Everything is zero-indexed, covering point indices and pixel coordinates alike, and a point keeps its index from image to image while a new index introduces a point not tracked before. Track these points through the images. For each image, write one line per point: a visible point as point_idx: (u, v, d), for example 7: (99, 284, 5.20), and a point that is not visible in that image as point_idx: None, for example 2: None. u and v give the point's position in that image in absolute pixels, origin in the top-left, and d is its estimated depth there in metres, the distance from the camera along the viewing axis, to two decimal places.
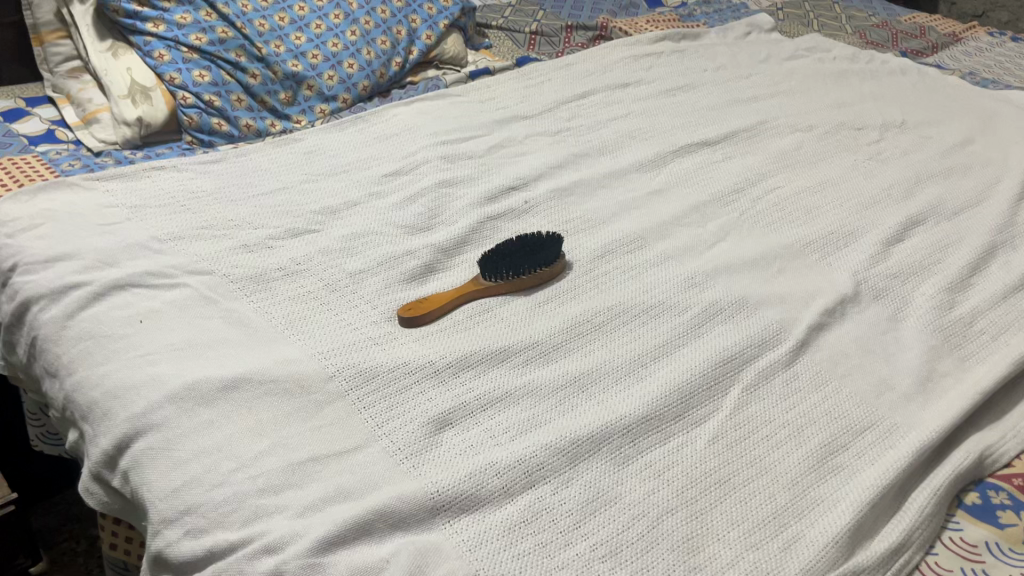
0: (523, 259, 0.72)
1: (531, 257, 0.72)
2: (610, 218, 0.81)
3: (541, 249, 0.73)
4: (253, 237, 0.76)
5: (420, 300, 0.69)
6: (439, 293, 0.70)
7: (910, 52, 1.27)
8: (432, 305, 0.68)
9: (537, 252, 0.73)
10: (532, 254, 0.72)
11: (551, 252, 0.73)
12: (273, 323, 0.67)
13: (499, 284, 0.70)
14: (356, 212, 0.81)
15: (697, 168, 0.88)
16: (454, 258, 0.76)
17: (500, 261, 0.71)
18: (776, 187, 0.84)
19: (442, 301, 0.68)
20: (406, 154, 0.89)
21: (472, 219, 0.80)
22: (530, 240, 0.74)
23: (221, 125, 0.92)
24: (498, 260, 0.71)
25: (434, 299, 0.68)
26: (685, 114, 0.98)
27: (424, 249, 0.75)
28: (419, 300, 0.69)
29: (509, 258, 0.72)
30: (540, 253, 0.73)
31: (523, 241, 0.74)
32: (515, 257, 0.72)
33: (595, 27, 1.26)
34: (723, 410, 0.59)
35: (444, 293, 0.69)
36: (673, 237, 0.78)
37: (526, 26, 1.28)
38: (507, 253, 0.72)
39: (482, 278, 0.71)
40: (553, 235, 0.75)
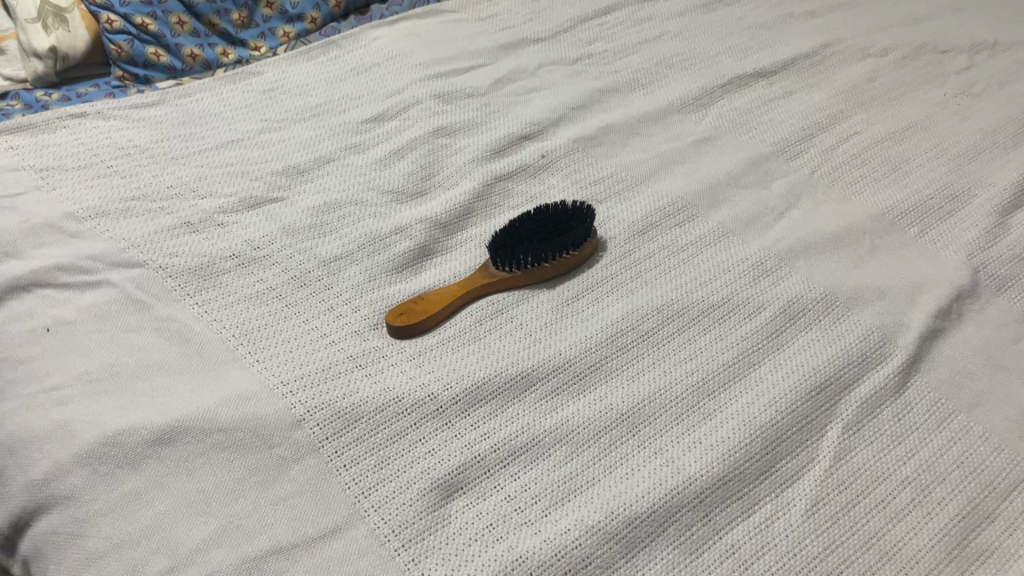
0: (546, 238, 0.56)
1: (556, 236, 0.57)
2: (649, 178, 0.64)
3: (568, 222, 0.58)
4: (199, 213, 0.60)
5: (411, 299, 0.54)
6: (436, 290, 0.55)
7: None
8: (428, 311, 0.52)
9: (564, 228, 0.57)
10: (557, 233, 0.57)
11: (580, 227, 0.57)
12: (225, 338, 0.51)
13: (515, 274, 0.55)
14: (330, 172, 0.64)
15: (752, 108, 0.71)
16: (457, 236, 0.60)
17: (518, 244, 0.56)
18: (852, 133, 0.68)
19: (442, 304, 0.53)
20: (390, 92, 0.72)
21: (476, 181, 0.63)
22: (553, 211, 0.59)
23: (158, 56, 0.74)
24: (516, 243, 0.56)
25: (430, 301, 0.53)
26: (731, 35, 0.80)
27: (417, 227, 0.59)
28: (410, 302, 0.53)
29: (530, 240, 0.56)
30: (568, 230, 0.57)
31: (542, 214, 0.59)
32: (537, 237, 0.56)
33: None
34: (822, 462, 0.45)
35: (441, 290, 0.54)
36: (729, 205, 0.62)
37: None
38: (526, 230, 0.57)
39: (493, 267, 0.56)
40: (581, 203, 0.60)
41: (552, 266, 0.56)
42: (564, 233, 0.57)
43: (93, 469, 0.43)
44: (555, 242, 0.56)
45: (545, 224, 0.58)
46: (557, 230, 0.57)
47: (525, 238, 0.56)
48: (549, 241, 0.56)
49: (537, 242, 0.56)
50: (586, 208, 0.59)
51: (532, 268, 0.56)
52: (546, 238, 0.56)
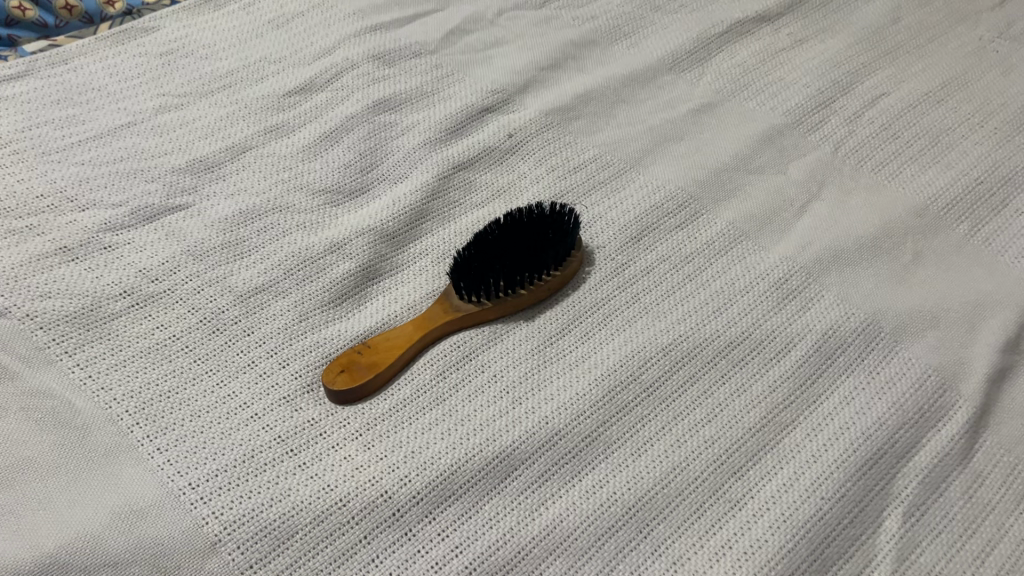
0: (521, 255, 0.45)
1: (533, 250, 0.45)
2: (641, 162, 0.53)
3: (549, 231, 0.46)
4: (78, 233, 0.47)
5: (353, 348, 0.42)
6: (384, 332, 0.43)
7: None
8: (374, 368, 0.41)
9: (544, 237, 0.46)
10: (534, 244, 0.45)
11: (561, 238, 0.46)
12: (114, 415, 0.40)
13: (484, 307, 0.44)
14: (247, 166, 0.51)
15: (758, 62, 0.59)
16: (409, 249, 0.48)
17: (487, 265, 0.44)
18: (878, 94, 0.57)
19: (392, 357, 0.42)
20: (319, 52, 0.58)
21: (429, 174, 0.51)
22: (530, 216, 0.47)
23: (22, 10, 0.59)
24: (484, 263, 0.45)
25: (376, 351, 0.42)
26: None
27: (358, 241, 0.48)
28: (351, 353, 0.42)
29: (500, 257, 0.45)
30: (547, 239, 0.46)
31: (516, 220, 0.47)
32: (510, 253, 0.45)
33: None
34: (883, 568, 0.36)
35: (391, 334, 0.43)
36: (740, 197, 0.51)
37: None
38: (496, 243, 0.46)
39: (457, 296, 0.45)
40: (565, 208, 0.48)
41: (528, 293, 0.45)
42: (541, 245, 0.45)
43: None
44: (531, 260, 0.45)
45: (520, 233, 0.46)
46: (534, 241, 0.45)
47: (495, 254, 0.45)
48: (523, 260, 0.45)
49: (509, 261, 0.45)
50: (571, 215, 0.48)
51: (503, 296, 0.45)
52: (520, 254, 0.45)
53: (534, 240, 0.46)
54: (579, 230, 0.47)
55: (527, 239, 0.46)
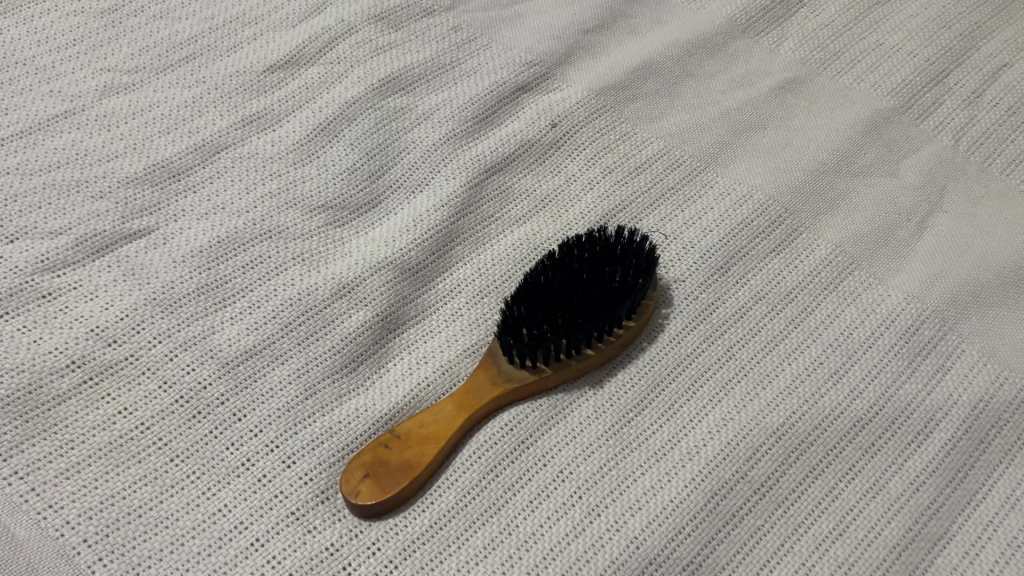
0: (585, 303, 0.34)
1: (599, 296, 0.35)
2: (717, 159, 0.43)
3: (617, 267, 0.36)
4: (7, 276, 0.36)
5: (377, 440, 0.33)
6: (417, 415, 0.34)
7: None
8: (408, 472, 0.32)
9: (610, 276, 0.35)
10: (600, 288, 0.35)
11: (633, 278, 0.35)
12: (69, 549, 0.30)
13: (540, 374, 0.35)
14: (223, 173, 0.40)
15: (850, 19, 0.48)
16: (437, 287, 0.38)
17: (542, 320, 0.34)
18: (1001, 64, 0.46)
19: (430, 454, 0.32)
20: (304, 9, 0.46)
21: (456, 182, 0.41)
22: (593, 247, 0.37)
23: None
24: (538, 318, 0.34)
25: (408, 446, 0.33)
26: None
27: (373, 282, 0.37)
28: (375, 450, 0.32)
29: (559, 308, 0.34)
30: (616, 281, 0.35)
31: (574, 254, 0.37)
32: (570, 301, 0.34)
33: None
34: None
35: (425, 417, 0.33)
36: (845, 209, 0.41)
37: None
38: (553, 287, 0.35)
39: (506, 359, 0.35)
40: (635, 232, 0.38)
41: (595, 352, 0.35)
42: (610, 289, 0.35)
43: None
44: (597, 310, 0.35)
45: (582, 272, 0.36)
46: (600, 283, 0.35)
47: (553, 303, 0.35)
48: (588, 311, 0.34)
49: (570, 312, 0.34)
50: (644, 242, 0.37)
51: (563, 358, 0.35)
52: (585, 303, 0.34)
53: (601, 282, 0.35)
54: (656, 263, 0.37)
55: (591, 281, 0.35)
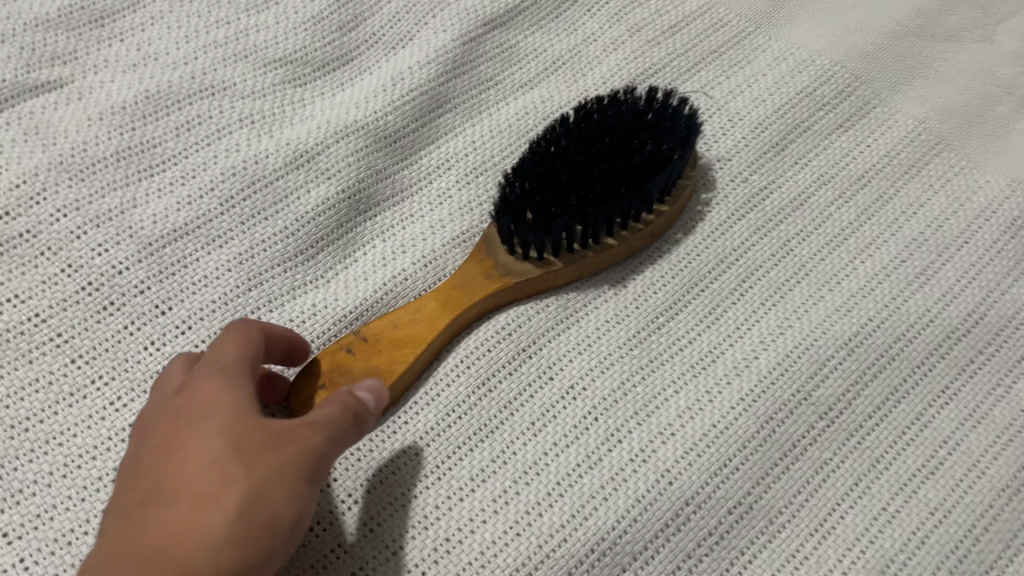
0: (607, 178, 0.27)
1: (625, 170, 0.27)
2: (771, 19, 0.35)
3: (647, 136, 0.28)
4: None
5: (338, 343, 0.25)
6: (390, 313, 0.26)
7: None
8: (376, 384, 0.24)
9: (639, 146, 0.28)
10: (627, 161, 0.27)
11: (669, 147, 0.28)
12: None
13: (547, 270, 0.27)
14: (159, 18, 0.32)
15: None
16: (421, 161, 0.31)
17: (554, 197, 0.26)
18: None
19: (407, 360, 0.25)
20: None
21: (449, 37, 0.33)
22: (617, 111, 0.29)
23: None
24: (549, 195, 0.27)
25: (378, 350, 0.25)
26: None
27: (341, 151, 0.30)
28: (332, 355, 0.24)
29: (574, 184, 0.27)
30: (647, 152, 0.27)
31: (593, 119, 0.29)
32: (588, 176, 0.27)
33: None
34: None
35: (402, 315, 0.26)
36: (930, 80, 0.33)
37: None
38: (567, 159, 0.27)
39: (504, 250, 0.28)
40: (672, 94, 0.30)
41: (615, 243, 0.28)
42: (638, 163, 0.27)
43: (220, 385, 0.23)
44: (623, 188, 0.27)
45: (604, 141, 0.28)
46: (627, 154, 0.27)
47: (567, 178, 0.27)
48: (611, 189, 0.27)
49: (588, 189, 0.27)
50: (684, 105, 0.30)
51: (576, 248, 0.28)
52: (607, 177, 0.27)
53: (628, 153, 0.27)
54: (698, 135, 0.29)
55: (615, 151, 0.27)
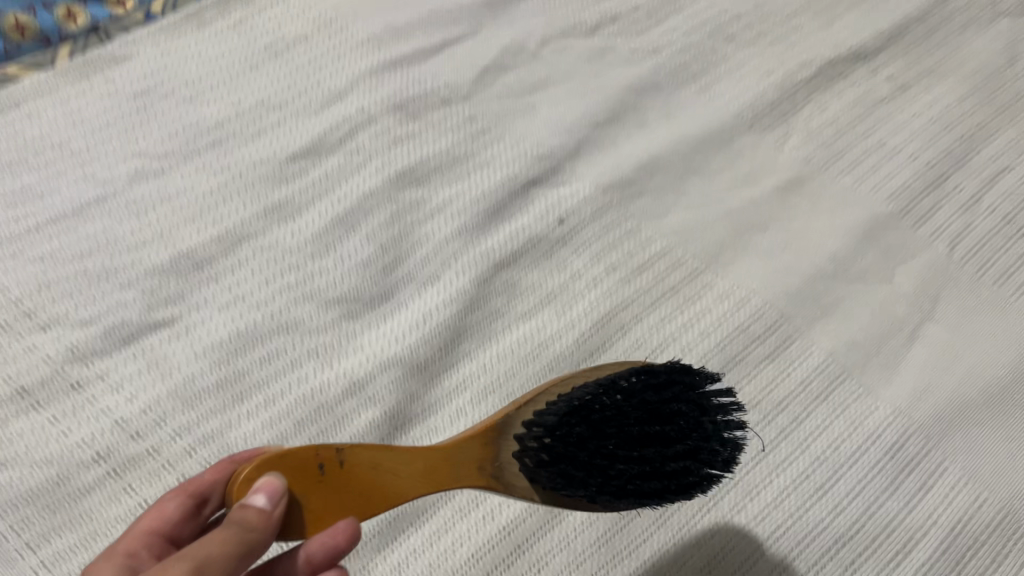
0: (642, 475, 0.30)
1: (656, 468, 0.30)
2: (717, 259, 0.44)
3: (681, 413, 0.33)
4: (41, 366, 0.38)
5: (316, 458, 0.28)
6: (386, 451, 0.29)
7: None
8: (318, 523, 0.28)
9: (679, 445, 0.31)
10: (661, 464, 0.30)
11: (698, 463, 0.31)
12: None
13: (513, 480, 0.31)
14: (244, 262, 0.42)
15: (852, 120, 0.50)
16: (444, 383, 0.40)
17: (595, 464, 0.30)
18: (997, 170, 0.48)
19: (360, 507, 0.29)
20: (327, 96, 0.48)
21: (466, 278, 0.43)
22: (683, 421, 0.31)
23: None
24: (578, 455, 0.30)
25: (348, 490, 0.28)
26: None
27: (384, 380, 0.40)
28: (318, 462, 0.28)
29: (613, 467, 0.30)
30: (682, 470, 0.31)
31: (657, 410, 0.31)
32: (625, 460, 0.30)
33: None
34: None
35: (389, 477, 0.29)
36: (839, 317, 0.42)
37: None
38: (610, 439, 0.30)
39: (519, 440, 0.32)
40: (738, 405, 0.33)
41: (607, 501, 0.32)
42: (664, 470, 0.30)
43: (185, 508, 0.32)
44: (643, 448, 0.30)
45: (648, 443, 0.31)
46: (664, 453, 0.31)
47: (598, 446, 0.30)
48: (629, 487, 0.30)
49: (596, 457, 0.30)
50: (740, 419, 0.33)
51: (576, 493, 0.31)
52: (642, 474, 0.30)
53: (667, 444, 0.31)
54: (729, 473, 0.32)
55: (651, 456, 0.30)
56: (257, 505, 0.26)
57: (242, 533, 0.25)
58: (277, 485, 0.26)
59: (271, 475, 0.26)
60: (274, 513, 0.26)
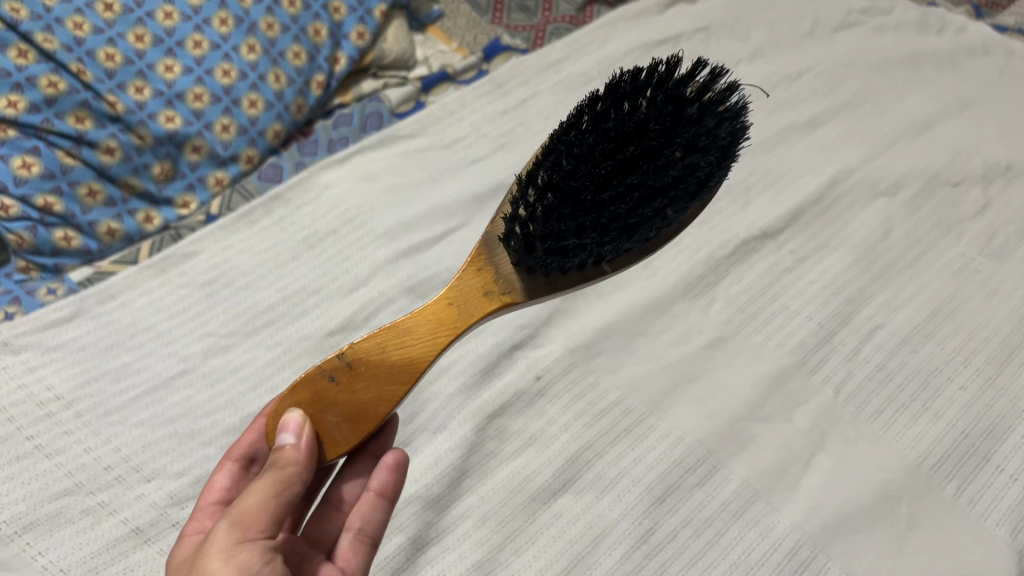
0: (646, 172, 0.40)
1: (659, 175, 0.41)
2: (660, 405, 0.57)
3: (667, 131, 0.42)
4: (147, 511, 0.50)
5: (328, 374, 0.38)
6: (393, 332, 0.40)
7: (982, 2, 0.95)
8: (355, 427, 0.38)
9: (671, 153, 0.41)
10: (650, 160, 0.40)
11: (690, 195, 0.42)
12: None
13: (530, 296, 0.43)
14: None
15: (761, 289, 0.64)
16: (453, 510, 0.52)
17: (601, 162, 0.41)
18: (875, 325, 0.62)
19: (391, 383, 0.38)
20: (354, 281, 0.62)
21: (467, 426, 0.56)
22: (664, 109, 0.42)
23: (68, 240, 0.61)
24: (583, 205, 0.40)
25: (362, 385, 0.38)
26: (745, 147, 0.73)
27: (407, 511, 0.52)
28: (324, 379, 0.38)
29: (604, 167, 0.40)
30: (676, 170, 0.40)
31: (645, 121, 0.41)
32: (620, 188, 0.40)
33: None
34: None
35: (403, 350, 0.39)
36: (753, 448, 0.55)
37: None
38: (609, 154, 0.41)
39: (500, 283, 0.43)
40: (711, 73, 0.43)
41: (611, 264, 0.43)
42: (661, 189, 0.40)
43: (232, 474, 0.44)
44: (631, 168, 0.41)
45: (637, 142, 0.41)
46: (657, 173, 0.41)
47: (599, 187, 0.40)
48: (631, 220, 0.40)
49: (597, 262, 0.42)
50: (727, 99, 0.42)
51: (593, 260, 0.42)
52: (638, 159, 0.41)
53: (656, 157, 0.41)
54: (731, 144, 0.42)
55: (641, 183, 0.40)
56: (289, 444, 0.36)
57: (278, 472, 0.35)
58: (299, 421, 0.36)
59: (291, 415, 0.37)
60: (302, 443, 0.36)
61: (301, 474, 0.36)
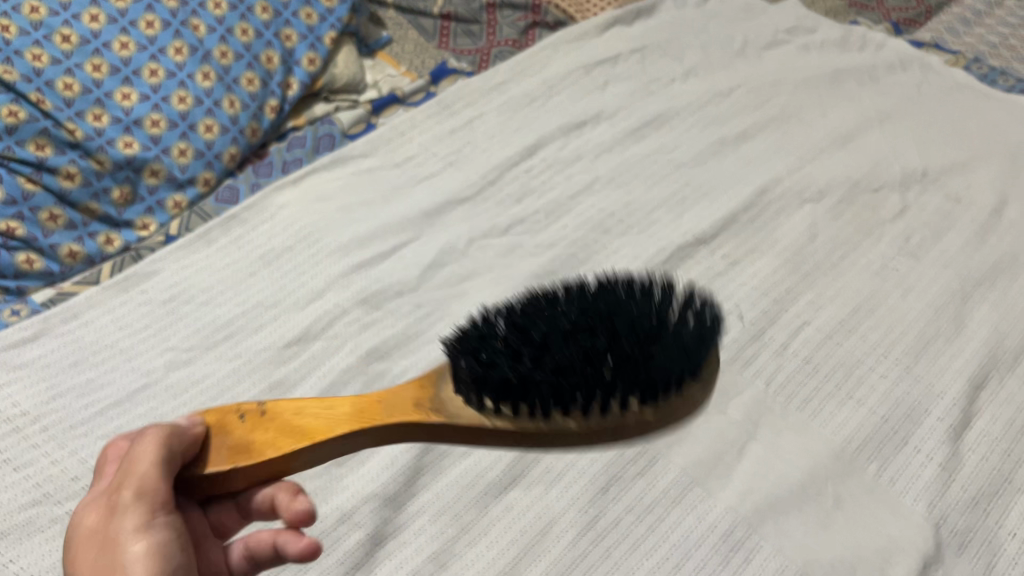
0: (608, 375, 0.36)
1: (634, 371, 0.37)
2: None
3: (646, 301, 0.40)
4: None
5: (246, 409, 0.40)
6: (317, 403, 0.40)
7: (900, 22, 1.01)
8: (231, 459, 0.39)
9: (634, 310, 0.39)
10: (619, 307, 0.39)
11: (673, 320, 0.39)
12: None
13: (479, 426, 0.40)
14: None
15: (696, 292, 0.68)
16: (408, 507, 0.55)
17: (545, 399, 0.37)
18: (802, 323, 0.66)
19: (285, 439, 0.39)
20: (310, 295, 0.65)
21: None
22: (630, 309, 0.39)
23: (31, 263, 0.63)
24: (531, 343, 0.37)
25: (263, 428, 0.39)
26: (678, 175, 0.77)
27: (366, 510, 0.55)
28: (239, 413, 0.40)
29: (566, 304, 0.40)
30: (641, 333, 0.37)
31: (615, 333, 0.37)
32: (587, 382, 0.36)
33: (524, 6, 0.95)
34: None
35: (314, 418, 0.40)
36: (690, 440, 0.59)
37: (433, 4, 0.94)
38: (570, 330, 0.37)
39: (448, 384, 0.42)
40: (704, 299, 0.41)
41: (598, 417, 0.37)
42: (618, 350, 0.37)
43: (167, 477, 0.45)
44: (592, 326, 0.38)
45: (610, 353, 0.37)
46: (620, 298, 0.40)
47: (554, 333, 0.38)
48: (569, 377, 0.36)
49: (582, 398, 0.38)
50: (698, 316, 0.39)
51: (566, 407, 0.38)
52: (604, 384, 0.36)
53: (621, 333, 0.37)
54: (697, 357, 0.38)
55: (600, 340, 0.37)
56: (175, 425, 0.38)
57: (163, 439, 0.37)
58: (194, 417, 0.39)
59: (194, 419, 0.39)
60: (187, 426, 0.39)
61: (179, 446, 0.38)
